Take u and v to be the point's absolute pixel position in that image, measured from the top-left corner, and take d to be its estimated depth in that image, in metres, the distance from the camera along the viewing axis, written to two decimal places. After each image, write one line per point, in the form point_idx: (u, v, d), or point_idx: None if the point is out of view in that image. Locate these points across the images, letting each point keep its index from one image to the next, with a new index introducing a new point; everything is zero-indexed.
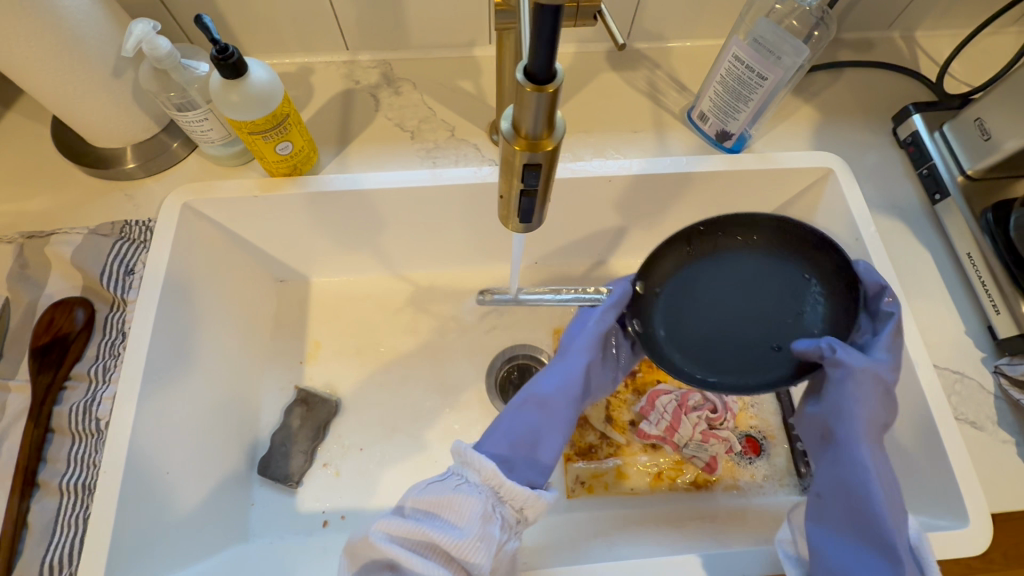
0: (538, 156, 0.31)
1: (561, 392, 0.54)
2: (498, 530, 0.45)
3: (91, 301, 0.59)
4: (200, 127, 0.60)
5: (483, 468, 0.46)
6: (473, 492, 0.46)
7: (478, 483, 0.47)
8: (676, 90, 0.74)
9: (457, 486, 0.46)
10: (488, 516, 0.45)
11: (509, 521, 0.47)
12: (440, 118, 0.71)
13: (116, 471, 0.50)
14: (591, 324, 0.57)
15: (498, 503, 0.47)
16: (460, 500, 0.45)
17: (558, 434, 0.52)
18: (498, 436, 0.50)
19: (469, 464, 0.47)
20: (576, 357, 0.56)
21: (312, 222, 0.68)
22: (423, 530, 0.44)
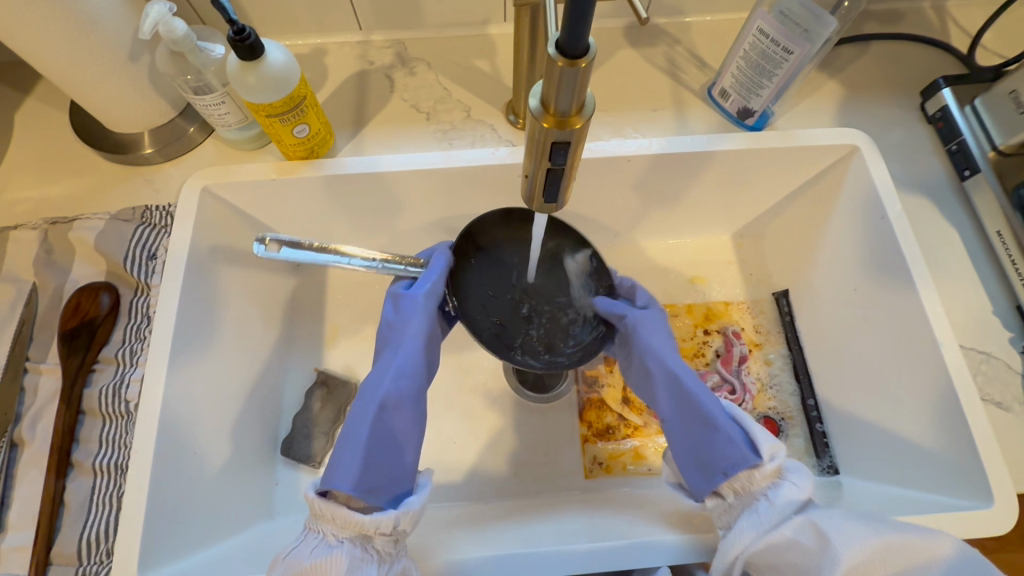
0: (566, 134, 0.31)
1: (409, 388, 0.55)
2: (372, 569, 0.46)
3: (115, 286, 0.59)
4: (217, 112, 0.59)
5: (334, 517, 0.46)
6: (332, 547, 0.46)
7: (332, 536, 0.47)
8: (696, 67, 0.72)
9: (312, 550, 0.46)
10: (355, 563, 0.46)
11: (386, 551, 0.47)
12: (456, 99, 0.70)
13: (147, 452, 0.51)
14: (417, 307, 0.57)
15: (366, 540, 0.47)
16: (320, 564, 0.45)
17: (415, 440, 0.53)
18: (354, 469, 0.48)
19: (322, 518, 0.47)
20: (416, 348, 0.56)
21: (329, 206, 0.67)
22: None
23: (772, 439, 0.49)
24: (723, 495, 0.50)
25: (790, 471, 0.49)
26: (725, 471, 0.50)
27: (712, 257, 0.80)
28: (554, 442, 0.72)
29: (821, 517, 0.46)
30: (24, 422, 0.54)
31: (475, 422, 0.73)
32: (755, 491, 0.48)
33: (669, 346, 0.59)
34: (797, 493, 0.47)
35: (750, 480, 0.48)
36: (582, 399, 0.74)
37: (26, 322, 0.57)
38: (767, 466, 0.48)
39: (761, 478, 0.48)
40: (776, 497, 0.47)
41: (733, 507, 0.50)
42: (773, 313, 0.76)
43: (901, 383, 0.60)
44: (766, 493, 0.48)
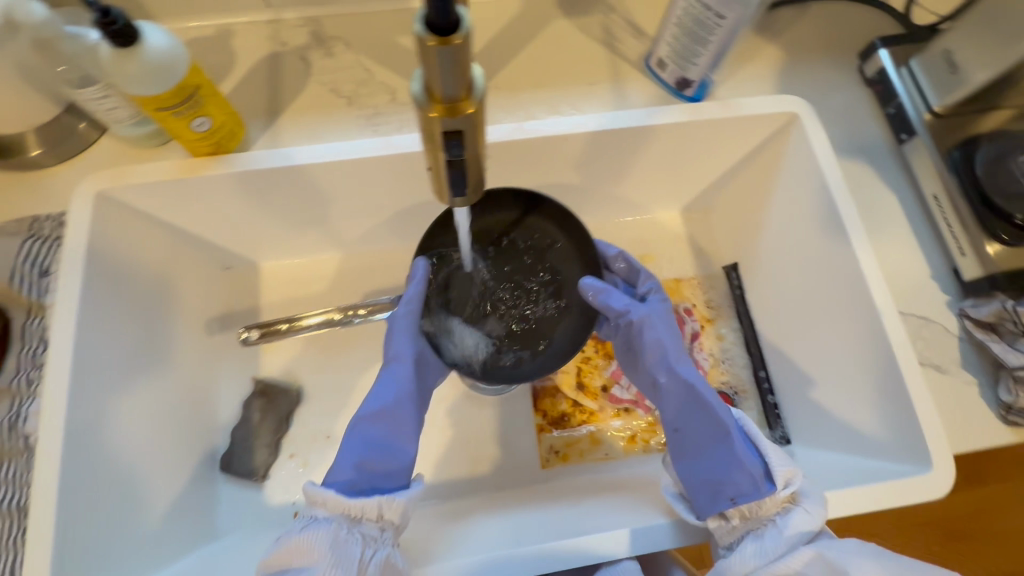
0: (457, 121, 0.27)
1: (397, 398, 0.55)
2: (357, 547, 0.46)
3: (5, 309, 0.53)
4: (103, 105, 0.53)
5: (324, 500, 0.47)
6: (322, 525, 0.47)
7: (324, 515, 0.48)
8: (633, 36, 0.69)
9: (302, 526, 0.47)
10: (341, 542, 0.46)
11: (372, 536, 0.48)
12: (380, 81, 0.65)
13: (48, 492, 0.47)
14: (399, 322, 0.57)
15: (355, 523, 0.48)
16: (306, 540, 0.46)
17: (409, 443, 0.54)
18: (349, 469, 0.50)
19: (314, 502, 0.48)
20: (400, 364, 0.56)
21: (248, 204, 0.62)
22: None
23: (789, 467, 0.48)
24: (728, 517, 0.49)
25: (804, 498, 0.48)
26: (732, 498, 0.49)
27: (662, 234, 0.78)
28: (510, 434, 0.70)
29: (829, 546, 0.44)
30: None
31: (428, 420, 0.70)
32: (763, 516, 0.48)
33: (680, 356, 0.58)
34: (807, 524, 0.46)
35: (759, 506, 0.48)
36: (535, 388, 0.72)
37: None
38: (780, 494, 0.48)
39: (772, 504, 0.48)
40: (784, 525, 0.46)
41: (737, 530, 0.49)
42: (723, 287, 0.76)
43: (845, 353, 0.60)
44: (775, 520, 0.47)
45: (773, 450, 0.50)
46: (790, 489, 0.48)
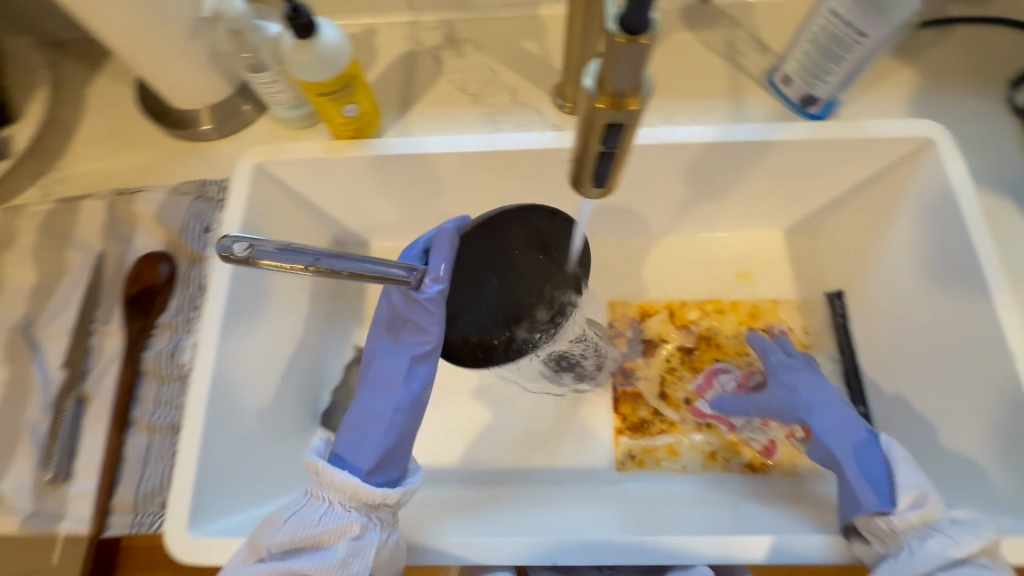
0: (621, 115, 0.30)
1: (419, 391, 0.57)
2: (375, 534, 0.49)
3: (173, 256, 0.62)
4: (271, 89, 0.61)
5: (343, 487, 0.49)
6: (340, 514, 0.49)
7: (339, 503, 0.50)
8: (757, 51, 0.68)
9: (321, 513, 0.49)
10: (360, 529, 0.49)
11: (388, 521, 0.51)
12: (503, 82, 0.69)
13: (198, 415, 0.54)
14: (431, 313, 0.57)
15: (371, 510, 0.50)
16: (325, 527, 0.48)
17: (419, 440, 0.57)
18: (368, 453, 0.53)
19: (328, 485, 0.50)
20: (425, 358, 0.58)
21: (374, 186, 0.68)
22: (290, 563, 0.47)
23: (917, 489, 0.50)
24: (869, 541, 0.51)
25: (942, 520, 0.48)
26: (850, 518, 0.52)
27: (763, 253, 0.77)
28: (588, 432, 0.71)
29: None
30: (90, 378, 0.58)
31: (509, 407, 0.73)
32: (902, 540, 0.49)
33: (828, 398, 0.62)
34: (951, 549, 0.46)
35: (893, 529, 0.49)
36: (617, 391, 0.73)
37: (94, 287, 0.61)
38: (906, 516, 0.49)
39: (905, 525, 0.49)
40: (919, 550, 0.47)
41: (879, 553, 0.50)
42: (825, 313, 0.73)
43: (962, 394, 0.57)
44: (911, 543, 0.48)
45: (903, 471, 0.51)
46: (922, 511, 0.48)
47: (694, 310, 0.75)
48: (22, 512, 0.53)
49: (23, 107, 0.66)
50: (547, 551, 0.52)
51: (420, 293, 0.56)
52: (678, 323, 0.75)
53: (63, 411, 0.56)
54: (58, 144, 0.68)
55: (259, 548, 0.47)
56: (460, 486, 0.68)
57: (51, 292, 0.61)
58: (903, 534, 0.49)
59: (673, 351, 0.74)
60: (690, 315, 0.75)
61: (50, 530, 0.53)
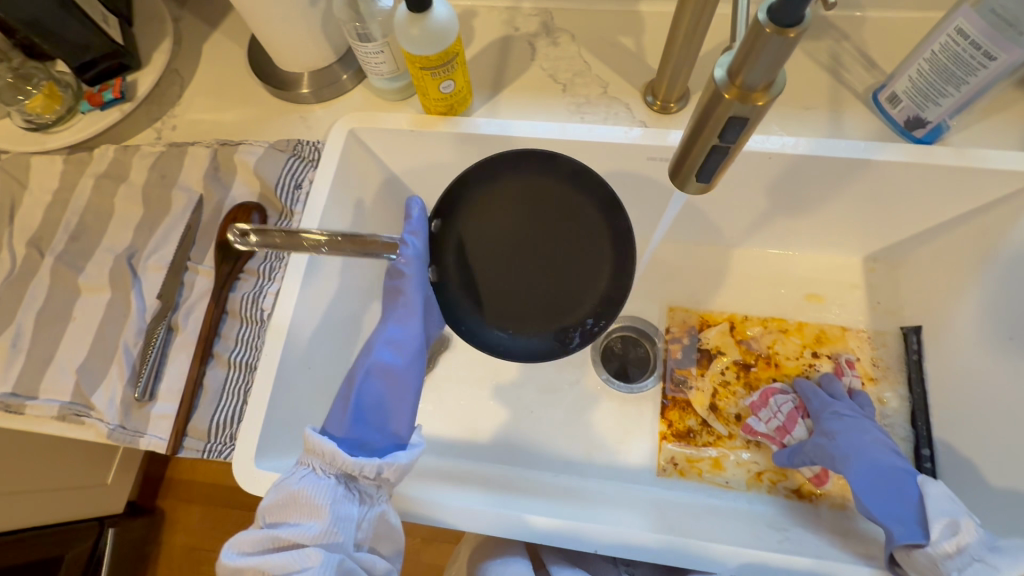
0: (747, 109, 0.30)
1: (400, 354, 0.59)
2: (353, 507, 0.50)
3: (264, 209, 0.66)
4: (374, 60, 0.63)
5: (323, 453, 0.50)
6: (320, 479, 0.50)
7: (321, 469, 0.50)
8: (863, 67, 0.66)
9: (301, 478, 0.50)
10: (340, 499, 0.49)
11: (370, 493, 0.52)
12: (595, 74, 0.69)
13: (273, 357, 0.57)
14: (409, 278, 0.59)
15: (352, 481, 0.51)
16: (306, 491, 0.49)
17: (408, 400, 0.57)
18: (349, 421, 0.55)
19: (313, 452, 0.51)
20: (406, 318, 0.60)
21: (455, 163, 0.70)
22: (276, 530, 0.48)
23: (948, 516, 0.50)
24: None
25: (979, 546, 0.47)
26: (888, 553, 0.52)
27: (836, 277, 0.74)
28: (631, 431, 0.71)
29: None
30: (180, 311, 0.62)
31: (556, 396, 0.73)
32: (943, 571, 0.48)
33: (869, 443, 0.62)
34: None
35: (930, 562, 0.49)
36: (666, 396, 0.72)
37: (191, 227, 0.66)
38: (937, 545, 0.49)
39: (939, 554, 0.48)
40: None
41: None
42: (897, 349, 0.70)
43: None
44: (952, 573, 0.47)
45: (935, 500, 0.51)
46: (957, 539, 0.48)
47: (756, 325, 0.74)
48: (109, 423, 0.57)
49: (149, 56, 0.72)
50: (558, 532, 0.54)
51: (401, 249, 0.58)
52: (738, 337, 0.73)
53: (154, 336, 0.60)
54: (173, 93, 0.73)
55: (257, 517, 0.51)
56: (498, 466, 0.70)
57: (154, 227, 0.66)
58: (943, 565, 0.48)
59: (728, 365, 0.72)
60: (751, 330, 0.74)
61: (132, 443, 0.58)
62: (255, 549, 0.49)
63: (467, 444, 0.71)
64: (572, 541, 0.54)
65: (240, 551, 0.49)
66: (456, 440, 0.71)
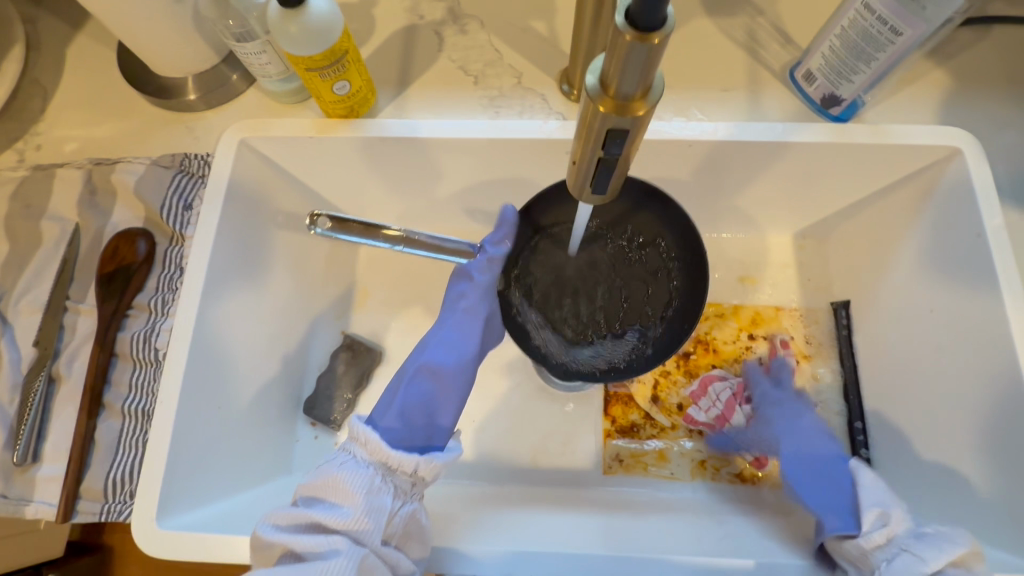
0: (626, 121, 0.26)
1: (451, 356, 0.54)
2: (388, 499, 0.46)
3: (152, 234, 0.59)
4: (258, 60, 0.57)
5: (366, 441, 0.47)
6: (358, 468, 0.46)
7: (364, 457, 0.48)
8: (780, 43, 0.64)
9: (340, 464, 0.47)
10: (375, 491, 0.46)
11: (404, 489, 0.48)
12: (508, 63, 0.65)
13: (170, 405, 0.51)
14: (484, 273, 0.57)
15: (389, 473, 0.48)
16: (344, 478, 0.45)
17: (454, 401, 0.53)
18: (392, 411, 0.51)
19: (356, 439, 0.48)
20: (467, 318, 0.56)
21: (366, 168, 0.64)
22: (309, 511, 0.45)
23: (879, 507, 0.50)
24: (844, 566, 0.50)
25: (905, 535, 0.47)
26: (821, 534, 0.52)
27: (769, 257, 0.74)
28: (576, 432, 0.69)
29: None
30: (62, 358, 0.55)
31: (499, 403, 0.71)
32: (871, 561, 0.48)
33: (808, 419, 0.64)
34: (917, 567, 0.45)
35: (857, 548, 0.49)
36: (608, 392, 0.70)
37: (69, 261, 0.58)
38: (869, 536, 0.48)
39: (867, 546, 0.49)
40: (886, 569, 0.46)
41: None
42: (829, 325, 0.71)
43: (960, 413, 0.55)
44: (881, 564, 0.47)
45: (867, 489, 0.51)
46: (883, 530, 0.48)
47: None
48: None
49: None
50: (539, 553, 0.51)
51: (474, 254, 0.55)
52: None
53: (33, 390, 0.54)
54: (35, 108, 0.64)
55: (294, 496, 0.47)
56: (446, 483, 0.66)
57: (24, 264, 0.58)
58: (872, 555, 0.48)
59: (668, 354, 0.71)
60: None
61: (19, 512, 0.52)
62: (283, 525, 0.45)
63: None
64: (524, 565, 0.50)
65: (271, 523, 0.45)
66: None
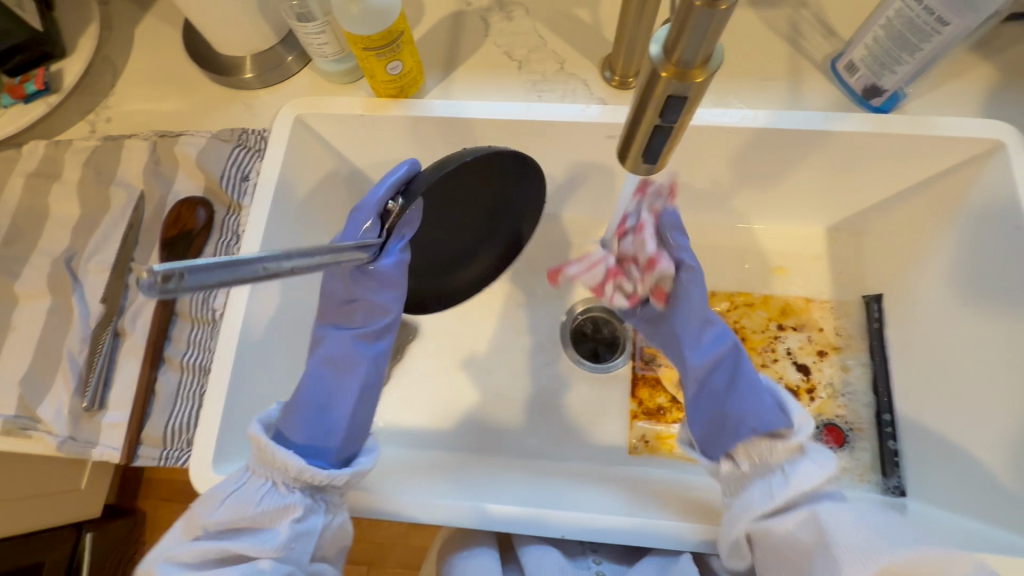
0: (686, 86, 0.29)
1: (376, 371, 0.52)
2: (319, 518, 0.47)
3: (210, 203, 0.63)
4: (317, 40, 0.60)
5: (286, 468, 0.45)
6: (284, 495, 0.46)
7: (283, 484, 0.46)
8: (822, 34, 0.65)
9: (260, 493, 0.46)
10: (304, 513, 0.46)
11: (335, 502, 0.49)
12: (551, 49, 0.67)
13: (225, 360, 0.54)
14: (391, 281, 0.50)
15: (318, 492, 0.48)
16: (267, 508, 0.45)
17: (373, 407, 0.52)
18: (333, 429, 0.49)
19: (273, 464, 0.46)
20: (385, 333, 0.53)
21: (411, 147, 0.67)
22: (224, 544, 0.45)
23: (802, 414, 0.49)
24: (738, 462, 0.50)
25: (815, 450, 0.48)
26: (752, 431, 0.49)
27: (801, 249, 0.74)
28: (602, 413, 0.71)
29: (827, 511, 0.45)
30: (126, 314, 0.59)
31: (527, 381, 0.73)
32: (773, 463, 0.48)
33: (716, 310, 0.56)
34: (814, 474, 0.45)
35: (770, 452, 0.48)
36: (635, 375, 0.72)
37: (134, 226, 0.62)
38: (791, 439, 0.47)
39: (781, 451, 0.48)
40: (792, 473, 0.46)
41: (743, 475, 0.49)
42: (860, 317, 0.70)
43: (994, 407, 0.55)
44: (783, 467, 0.47)
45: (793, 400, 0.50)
46: (800, 438, 0.47)
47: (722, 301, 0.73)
48: (59, 435, 0.56)
49: (74, 43, 0.67)
50: (529, 520, 0.52)
51: (379, 261, 0.49)
52: None
53: (100, 343, 0.58)
54: (107, 82, 0.69)
55: (196, 527, 0.46)
56: (469, 453, 0.69)
57: (94, 227, 0.62)
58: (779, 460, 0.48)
59: None
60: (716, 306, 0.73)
61: (85, 455, 0.57)
62: (196, 561, 0.45)
63: (438, 433, 0.70)
64: (535, 530, 0.51)
65: (180, 563, 0.44)
66: (429, 429, 0.71)
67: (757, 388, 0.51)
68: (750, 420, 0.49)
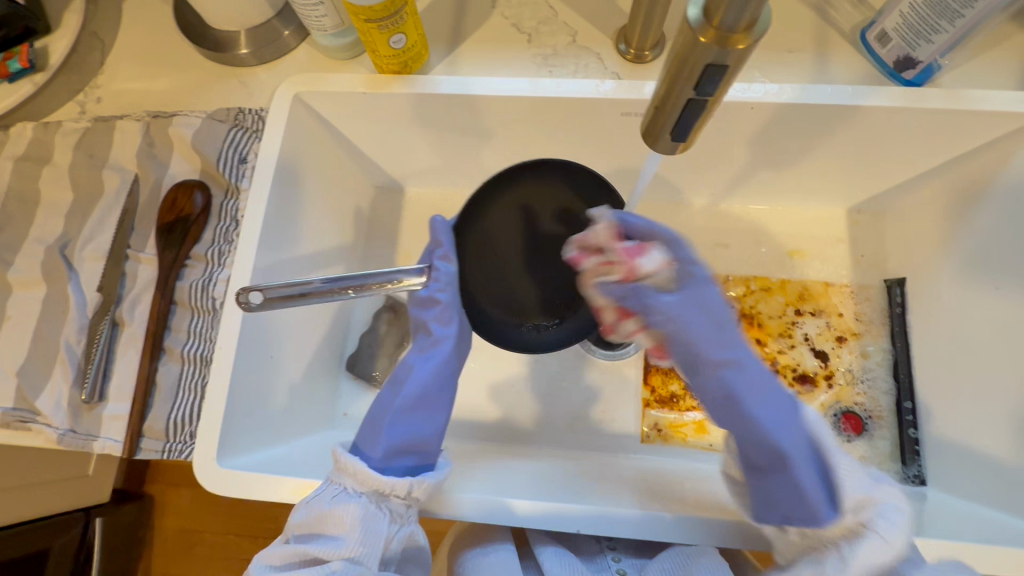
0: (729, 53, 0.27)
1: (432, 380, 0.51)
2: (384, 524, 0.45)
3: (207, 186, 0.60)
4: (314, 13, 0.56)
5: (355, 472, 0.45)
6: (351, 498, 0.45)
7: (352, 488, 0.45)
8: (851, 3, 0.61)
9: (332, 497, 0.45)
10: (370, 517, 0.44)
11: (399, 512, 0.46)
12: (562, 21, 0.63)
13: (227, 352, 0.52)
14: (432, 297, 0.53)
15: (383, 498, 0.46)
16: (337, 511, 0.44)
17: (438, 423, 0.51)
18: (383, 439, 0.48)
19: (344, 470, 0.46)
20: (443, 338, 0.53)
21: (414, 126, 0.64)
22: (304, 547, 0.43)
23: (863, 491, 0.40)
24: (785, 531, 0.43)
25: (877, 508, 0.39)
26: (788, 517, 0.42)
27: (820, 230, 0.72)
28: (613, 401, 0.69)
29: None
30: (124, 303, 0.58)
31: (537, 368, 0.71)
32: (826, 538, 0.41)
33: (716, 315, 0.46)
34: (880, 553, 0.38)
35: (821, 531, 0.41)
36: (648, 362, 0.70)
37: (129, 210, 0.60)
38: (845, 520, 0.40)
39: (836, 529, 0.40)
40: (847, 557, 0.39)
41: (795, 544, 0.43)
42: (881, 303, 0.68)
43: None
44: (839, 547, 0.40)
45: (844, 464, 0.41)
46: (857, 517, 0.39)
47: (738, 286, 0.71)
48: (59, 429, 0.55)
49: (60, 17, 0.63)
50: (550, 517, 0.50)
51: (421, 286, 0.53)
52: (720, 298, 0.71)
53: (98, 333, 0.56)
54: (96, 60, 0.65)
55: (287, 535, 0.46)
56: (475, 442, 0.67)
57: (88, 212, 0.60)
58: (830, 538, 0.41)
59: None
60: (732, 291, 0.71)
61: (85, 447, 0.56)
62: (283, 565, 0.44)
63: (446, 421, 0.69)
64: (556, 525, 0.49)
65: (268, 565, 0.43)
66: None
67: (794, 453, 0.42)
68: (792, 510, 0.42)
